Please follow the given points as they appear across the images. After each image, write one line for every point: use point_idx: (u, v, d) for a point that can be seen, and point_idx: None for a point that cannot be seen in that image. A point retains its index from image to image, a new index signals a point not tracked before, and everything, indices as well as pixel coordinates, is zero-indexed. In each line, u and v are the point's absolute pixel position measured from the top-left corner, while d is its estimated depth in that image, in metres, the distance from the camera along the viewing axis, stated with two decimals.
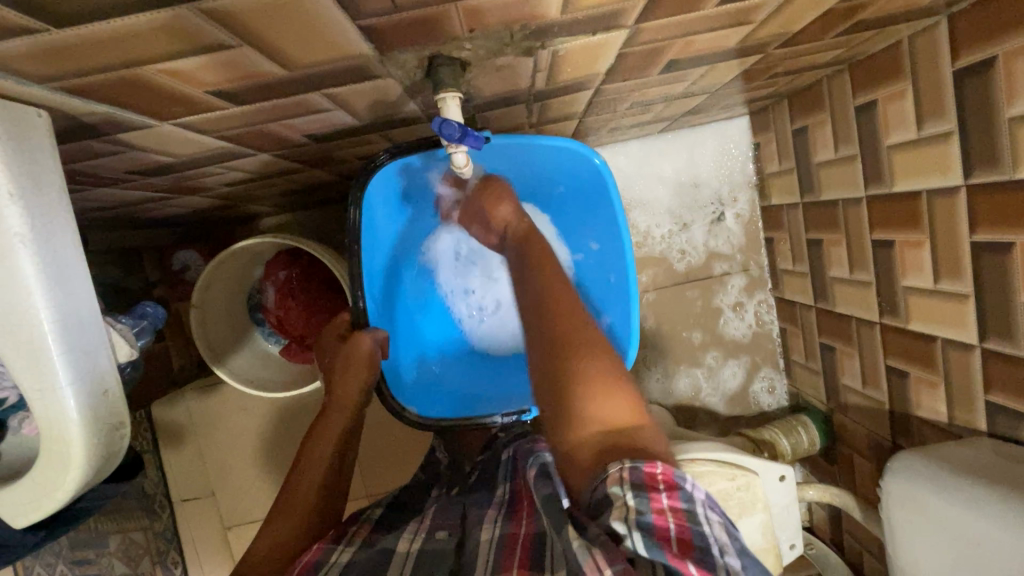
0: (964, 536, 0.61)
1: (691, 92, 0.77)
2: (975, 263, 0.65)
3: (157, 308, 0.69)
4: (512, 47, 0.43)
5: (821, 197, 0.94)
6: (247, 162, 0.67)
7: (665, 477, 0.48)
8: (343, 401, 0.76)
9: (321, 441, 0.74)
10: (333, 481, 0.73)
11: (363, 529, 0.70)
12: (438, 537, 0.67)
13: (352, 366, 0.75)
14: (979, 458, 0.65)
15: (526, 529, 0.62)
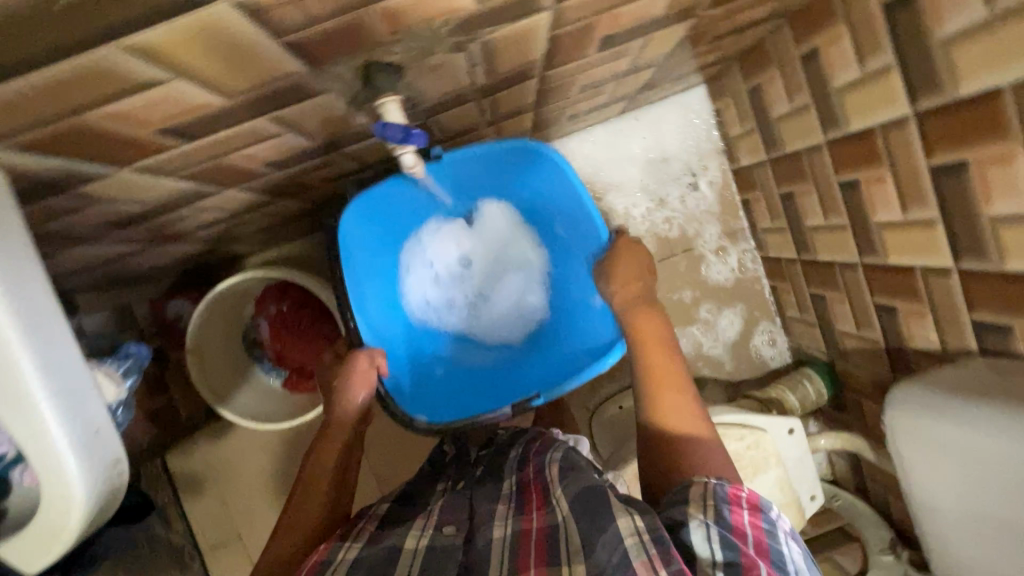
0: (975, 458, 0.61)
1: (637, 67, 0.79)
2: (936, 187, 0.66)
3: (140, 347, 0.71)
4: (440, 44, 0.45)
5: (785, 150, 0.95)
6: (215, 201, 0.69)
7: (749, 500, 0.56)
8: (342, 421, 0.78)
9: (320, 461, 0.75)
10: (336, 495, 0.74)
11: (371, 524, 0.71)
12: (446, 533, 0.66)
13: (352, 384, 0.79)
14: (973, 378, 0.65)
15: (538, 523, 0.63)
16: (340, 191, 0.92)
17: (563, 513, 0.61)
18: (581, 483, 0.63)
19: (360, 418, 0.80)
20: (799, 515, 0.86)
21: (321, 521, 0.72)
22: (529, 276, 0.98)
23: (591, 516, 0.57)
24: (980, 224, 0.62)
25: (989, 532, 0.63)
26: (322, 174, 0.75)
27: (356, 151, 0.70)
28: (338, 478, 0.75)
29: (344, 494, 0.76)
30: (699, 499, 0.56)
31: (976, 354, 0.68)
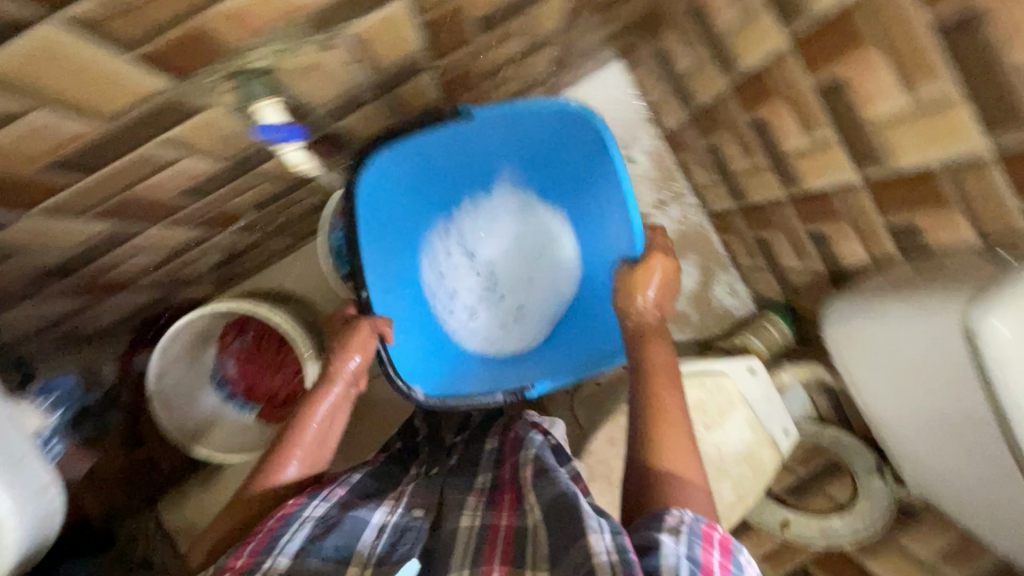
0: (927, 359, 0.56)
1: (535, 47, 0.82)
2: (826, 106, 0.69)
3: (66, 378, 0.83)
4: (304, 43, 0.47)
5: (699, 104, 0.98)
6: (144, 239, 0.70)
7: (721, 540, 0.53)
8: (331, 384, 0.77)
9: (306, 417, 0.74)
10: (313, 452, 0.74)
11: (342, 489, 0.75)
12: (413, 516, 0.72)
13: (349, 347, 0.78)
14: (894, 278, 0.67)
15: (506, 522, 0.66)
16: (279, 216, 0.93)
17: (534, 517, 0.63)
18: (554, 490, 0.63)
19: (352, 385, 0.79)
20: (777, 453, 0.86)
21: (296, 475, 0.73)
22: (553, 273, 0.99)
23: (558, 527, 0.58)
24: (868, 131, 0.65)
25: (925, 432, 0.65)
26: (249, 200, 0.77)
27: (271, 173, 0.72)
28: (319, 435, 0.75)
29: (322, 451, 0.76)
30: (670, 524, 0.52)
31: (896, 257, 0.70)
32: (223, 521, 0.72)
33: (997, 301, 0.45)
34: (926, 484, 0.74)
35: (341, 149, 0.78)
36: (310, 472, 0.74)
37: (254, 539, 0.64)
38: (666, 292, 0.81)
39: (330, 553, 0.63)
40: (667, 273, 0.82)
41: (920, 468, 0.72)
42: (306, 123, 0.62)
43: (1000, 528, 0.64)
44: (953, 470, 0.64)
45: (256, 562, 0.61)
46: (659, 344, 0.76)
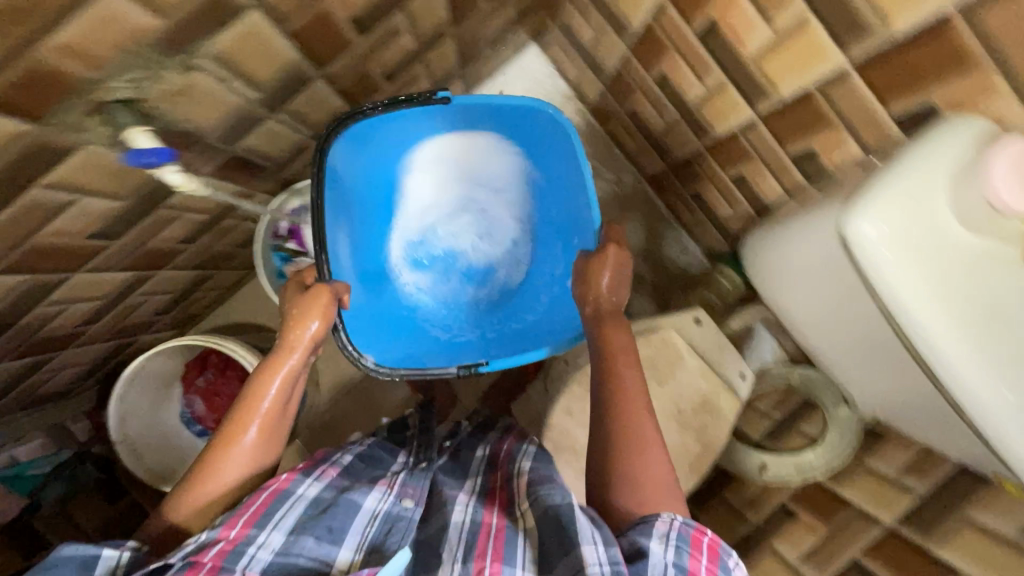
0: (823, 276, 0.59)
1: (431, 41, 0.83)
2: (709, 50, 0.70)
3: None
4: (159, 67, 0.48)
5: (610, 72, 0.99)
6: (71, 289, 0.71)
7: (710, 544, 0.55)
8: (289, 354, 0.70)
9: (263, 388, 0.67)
10: (276, 425, 0.67)
11: (332, 468, 0.71)
12: (403, 506, 0.67)
13: (306, 314, 0.72)
14: (801, 204, 0.68)
15: (496, 519, 0.62)
16: (217, 248, 0.94)
17: (528, 523, 0.61)
18: (552, 498, 0.60)
19: (311, 351, 0.72)
20: (735, 399, 0.87)
21: (259, 449, 0.65)
22: (509, 259, 1.01)
23: (555, 542, 0.55)
24: (749, 67, 0.66)
25: (846, 353, 0.66)
26: (173, 236, 0.78)
27: (184, 206, 0.72)
28: (281, 403, 0.67)
29: (284, 423, 0.69)
30: (660, 531, 0.54)
31: (805, 185, 0.71)
32: (175, 512, 0.60)
33: (863, 207, 0.46)
34: (862, 405, 0.75)
35: (255, 171, 0.79)
36: (273, 446, 0.67)
37: (246, 511, 0.59)
38: (620, 281, 0.78)
39: (323, 535, 0.59)
40: (619, 262, 0.78)
41: (855, 390, 0.73)
42: (199, 147, 0.63)
43: (927, 436, 0.65)
44: (879, 386, 0.66)
45: (250, 536, 0.57)
46: (618, 331, 0.73)
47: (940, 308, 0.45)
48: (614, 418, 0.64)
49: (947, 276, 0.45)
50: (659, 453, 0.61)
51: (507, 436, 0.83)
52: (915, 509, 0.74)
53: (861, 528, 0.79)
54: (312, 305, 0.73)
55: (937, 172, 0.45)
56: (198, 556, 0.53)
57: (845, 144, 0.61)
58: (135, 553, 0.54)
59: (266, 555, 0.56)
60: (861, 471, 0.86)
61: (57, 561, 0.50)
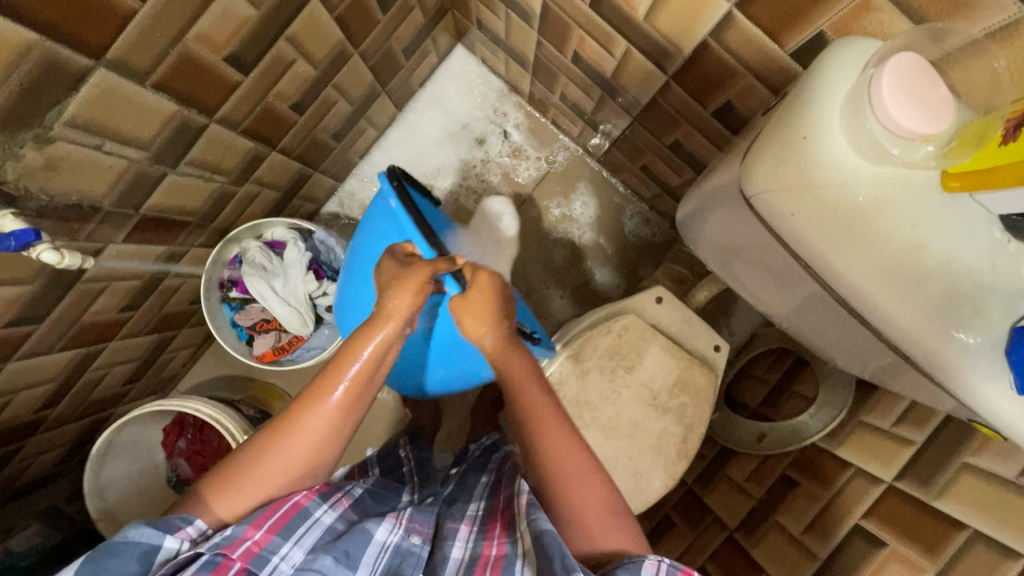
0: (755, 242, 0.57)
1: (332, 64, 0.81)
2: (605, 19, 0.67)
3: None
4: (10, 145, 0.47)
5: (530, 59, 0.96)
6: (11, 376, 0.71)
7: None
8: (384, 325, 0.60)
9: (351, 353, 0.59)
10: (357, 399, 0.59)
11: (345, 499, 0.62)
12: (412, 542, 0.59)
13: (405, 286, 0.60)
14: (717, 161, 0.67)
15: (496, 549, 0.56)
16: (168, 310, 0.93)
17: (525, 546, 0.54)
18: (538, 519, 0.56)
19: (407, 324, 0.61)
20: (710, 373, 0.83)
21: (331, 426, 0.58)
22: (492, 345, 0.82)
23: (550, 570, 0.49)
24: (644, 28, 0.62)
25: (796, 307, 0.63)
26: (109, 307, 0.77)
27: (108, 277, 0.71)
28: (364, 377, 0.59)
29: (369, 397, 0.61)
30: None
31: (731, 138, 0.67)
32: (219, 495, 0.55)
33: (753, 173, 0.45)
34: (835, 361, 0.71)
35: (178, 228, 0.78)
36: (346, 428, 0.59)
37: (275, 513, 0.54)
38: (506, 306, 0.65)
39: (341, 558, 0.54)
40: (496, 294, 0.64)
41: (823, 348, 0.69)
42: (100, 216, 0.62)
43: (895, 383, 0.62)
44: (838, 341, 0.63)
45: (274, 544, 0.52)
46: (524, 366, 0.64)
47: (862, 249, 0.42)
48: (541, 457, 0.61)
49: (866, 212, 0.42)
50: (590, 484, 0.59)
51: (509, 457, 0.77)
52: (912, 460, 0.70)
53: (862, 487, 0.74)
54: (409, 280, 0.60)
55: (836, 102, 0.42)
56: (229, 549, 0.50)
57: (755, 90, 0.57)
58: (191, 545, 0.51)
59: (287, 569, 0.52)
60: (857, 426, 0.82)
61: (123, 544, 0.48)
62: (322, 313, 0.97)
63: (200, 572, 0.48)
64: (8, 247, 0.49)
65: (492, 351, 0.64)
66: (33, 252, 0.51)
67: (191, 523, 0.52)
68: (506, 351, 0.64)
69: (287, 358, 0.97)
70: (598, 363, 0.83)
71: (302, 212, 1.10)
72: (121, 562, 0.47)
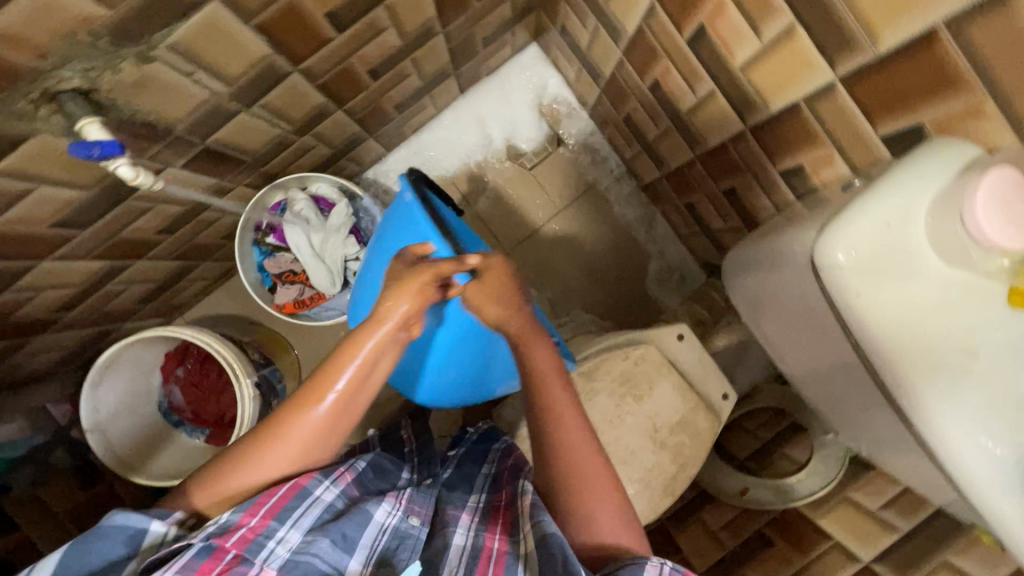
0: (794, 307, 0.59)
1: (416, 39, 0.81)
2: (699, 59, 0.67)
3: None
4: (113, 57, 0.47)
5: (605, 75, 0.96)
6: (40, 275, 0.71)
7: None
8: (378, 328, 0.59)
9: (343, 360, 0.59)
10: (349, 403, 0.59)
11: (349, 472, 0.66)
12: (411, 523, 0.65)
13: (405, 289, 0.61)
14: (771, 224, 0.68)
15: (500, 544, 0.61)
16: (199, 240, 0.93)
17: (528, 547, 0.57)
18: (545, 522, 0.56)
19: (403, 328, 0.61)
20: (714, 419, 0.85)
21: (321, 431, 0.58)
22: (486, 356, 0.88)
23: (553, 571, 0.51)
24: (737, 77, 0.63)
25: (825, 378, 0.63)
26: (147, 228, 0.77)
27: (156, 199, 0.72)
28: (357, 381, 0.59)
29: (362, 400, 0.61)
30: None
31: (793, 201, 0.68)
32: (210, 495, 0.57)
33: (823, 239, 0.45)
34: (835, 431, 0.73)
35: (231, 165, 0.78)
36: (340, 430, 0.60)
37: (271, 498, 0.56)
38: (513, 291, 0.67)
39: (337, 541, 0.58)
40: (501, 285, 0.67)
41: (829, 416, 0.71)
42: (168, 139, 0.62)
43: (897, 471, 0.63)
44: (849, 416, 0.64)
45: (270, 527, 0.55)
46: (543, 350, 0.66)
47: (899, 357, 0.43)
48: (556, 453, 0.61)
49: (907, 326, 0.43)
50: (591, 494, 0.60)
51: (512, 449, 0.80)
52: None
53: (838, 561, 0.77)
54: (409, 284, 0.61)
55: (880, 241, 0.43)
56: (223, 537, 0.52)
57: (833, 162, 0.59)
58: (178, 530, 0.54)
59: (283, 553, 0.55)
60: (843, 502, 0.85)
61: (110, 529, 0.51)
62: (350, 278, 0.97)
63: (198, 556, 0.50)
64: (90, 156, 0.49)
65: (515, 333, 0.67)
66: (112, 165, 0.51)
67: (170, 515, 0.54)
68: (526, 330, 0.67)
69: (305, 312, 0.97)
70: (608, 386, 0.83)
71: (346, 172, 1.11)
72: (107, 544, 0.50)
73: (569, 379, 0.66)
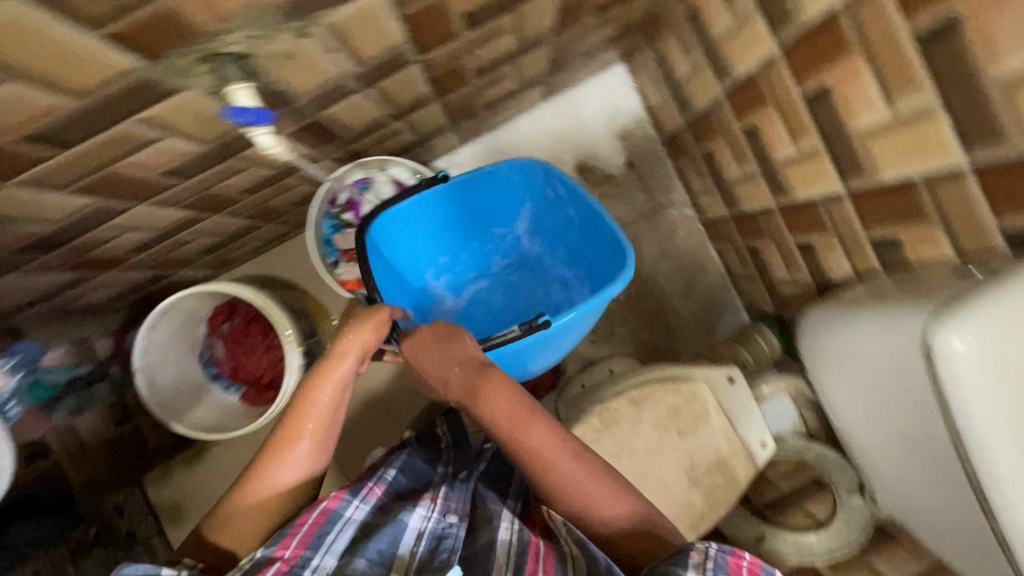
0: (871, 369, 0.61)
1: (527, 45, 0.82)
2: (812, 116, 0.68)
3: (28, 344, 0.88)
4: (278, 29, 0.48)
5: (696, 109, 0.97)
6: (132, 217, 0.71)
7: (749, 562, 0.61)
8: (339, 363, 0.73)
9: (309, 400, 0.71)
10: (324, 433, 0.72)
11: (378, 487, 0.77)
12: (448, 522, 0.71)
13: (359, 327, 0.75)
14: (860, 292, 0.68)
15: (541, 542, 0.70)
16: (270, 204, 0.94)
17: (572, 551, 0.69)
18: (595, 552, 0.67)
19: (358, 362, 0.75)
20: (750, 466, 0.86)
21: (304, 460, 0.71)
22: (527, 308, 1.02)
23: None
24: (851, 141, 0.64)
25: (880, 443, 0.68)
26: (236, 185, 0.78)
27: (253, 160, 0.73)
28: (326, 415, 0.72)
29: (334, 430, 0.73)
30: (695, 562, 0.59)
31: (879, 272, 0.70)
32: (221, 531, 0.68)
33: (952, 323, 0.47)
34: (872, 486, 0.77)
35: (329, 138, 0.79)
36: (319, 457, 0.72)
37: (300, 531, 0.66)
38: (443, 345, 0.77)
39: (373, 559, 0.67)
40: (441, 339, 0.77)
41: (875, 475, 0.73)
42: (290, 109, 0.63)
43: (930, 534, 0.69)
44: (895, 473, 0.68)
45: (304, 557, 0.64)
46: (499, 398, 0.72)
47: (996, 444, 0.47)
48: (556, 492, 0.70)
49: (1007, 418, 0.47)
50: (611, 517, 0.69)
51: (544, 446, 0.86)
52: None
53: None
54: (367, 323, 0.76)
55: (998, 339, 0.46)
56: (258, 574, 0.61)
57: (934, 241, 0.60)
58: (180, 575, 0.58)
59: None
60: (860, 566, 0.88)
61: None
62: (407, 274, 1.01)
63: None
64: (243, 122, 0.53)
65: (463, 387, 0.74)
66: (253, 133, 0.55)
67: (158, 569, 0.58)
68: (472, 381, 0.74)
69: None
70: (655, 417, 0.84)
71: (418, 159, 1.12)
72: None
73: (534, 416, 0.72)
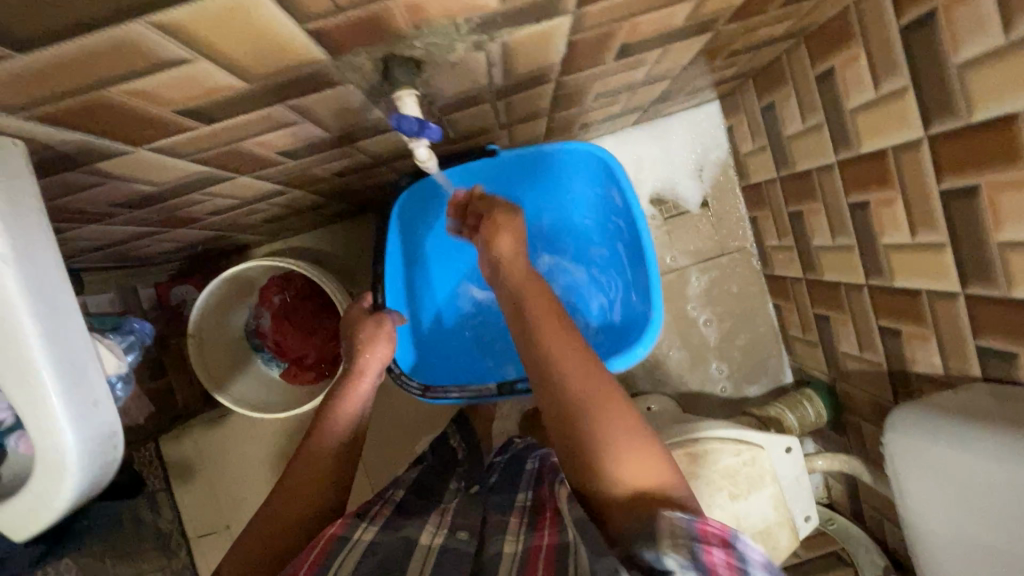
0: (974, 484, 0.61)
1: (652, 78, 0.79)
2: (946, 212, 0.66)
3: (141, 325, 0.81)
4: (460, 39, 0.45)
5: (796, 168, 0.95)
6: (227, 187, 0.68)
7: (719, 532, 0.51)
8: (360, 378, 0.79)
9: (333, 413, 0.76)
10: (348, 448, 0.75)
11: (385, 509, 0.74)
12: (458, 537, 0.65)
13: (374, 341, 0.81)
14: (970, 399, 0.66)
15: (548, 540, 0.59)
16: (350, 186, 0.91)
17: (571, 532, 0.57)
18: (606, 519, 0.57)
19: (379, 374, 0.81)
20: (793, 538, 0.85)
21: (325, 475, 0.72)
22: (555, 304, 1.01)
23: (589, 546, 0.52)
24: (987, 247, 0.62)
25: (952, 560, 0.68)
26: (333, 168, 0.75)
27: (359, 149, 0.70)
28: (349, 429, 0.76)
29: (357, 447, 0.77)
30: (668, 534, 0.51)
31: (980, 381, 0.68)
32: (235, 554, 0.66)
33: None
34: None
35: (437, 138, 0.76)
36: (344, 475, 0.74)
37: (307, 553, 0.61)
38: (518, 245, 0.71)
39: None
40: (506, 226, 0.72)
41: None
42: (424, 111, 0.59)
43: None
44: None
45: None
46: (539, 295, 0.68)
47: None
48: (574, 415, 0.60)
49: None
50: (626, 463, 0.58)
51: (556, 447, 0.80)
52: None
53: None
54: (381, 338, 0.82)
55: None
56: None
57: None
58: None
59: None
60: None
61: None
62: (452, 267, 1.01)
63: None
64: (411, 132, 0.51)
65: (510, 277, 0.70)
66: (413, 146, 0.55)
67: None
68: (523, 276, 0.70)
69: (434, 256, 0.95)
70: (710, 476, 0.83)
71: None
72: None
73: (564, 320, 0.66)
